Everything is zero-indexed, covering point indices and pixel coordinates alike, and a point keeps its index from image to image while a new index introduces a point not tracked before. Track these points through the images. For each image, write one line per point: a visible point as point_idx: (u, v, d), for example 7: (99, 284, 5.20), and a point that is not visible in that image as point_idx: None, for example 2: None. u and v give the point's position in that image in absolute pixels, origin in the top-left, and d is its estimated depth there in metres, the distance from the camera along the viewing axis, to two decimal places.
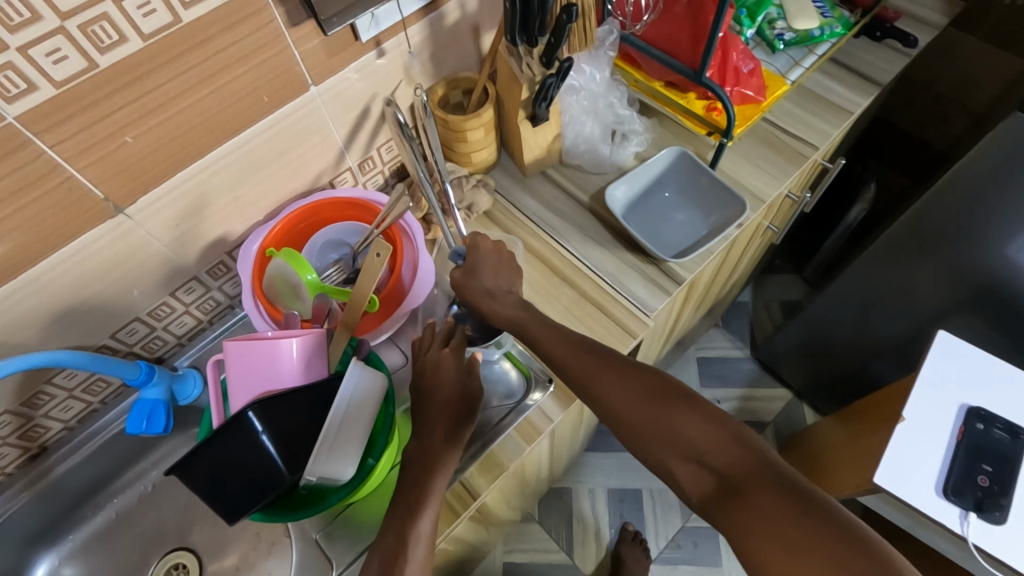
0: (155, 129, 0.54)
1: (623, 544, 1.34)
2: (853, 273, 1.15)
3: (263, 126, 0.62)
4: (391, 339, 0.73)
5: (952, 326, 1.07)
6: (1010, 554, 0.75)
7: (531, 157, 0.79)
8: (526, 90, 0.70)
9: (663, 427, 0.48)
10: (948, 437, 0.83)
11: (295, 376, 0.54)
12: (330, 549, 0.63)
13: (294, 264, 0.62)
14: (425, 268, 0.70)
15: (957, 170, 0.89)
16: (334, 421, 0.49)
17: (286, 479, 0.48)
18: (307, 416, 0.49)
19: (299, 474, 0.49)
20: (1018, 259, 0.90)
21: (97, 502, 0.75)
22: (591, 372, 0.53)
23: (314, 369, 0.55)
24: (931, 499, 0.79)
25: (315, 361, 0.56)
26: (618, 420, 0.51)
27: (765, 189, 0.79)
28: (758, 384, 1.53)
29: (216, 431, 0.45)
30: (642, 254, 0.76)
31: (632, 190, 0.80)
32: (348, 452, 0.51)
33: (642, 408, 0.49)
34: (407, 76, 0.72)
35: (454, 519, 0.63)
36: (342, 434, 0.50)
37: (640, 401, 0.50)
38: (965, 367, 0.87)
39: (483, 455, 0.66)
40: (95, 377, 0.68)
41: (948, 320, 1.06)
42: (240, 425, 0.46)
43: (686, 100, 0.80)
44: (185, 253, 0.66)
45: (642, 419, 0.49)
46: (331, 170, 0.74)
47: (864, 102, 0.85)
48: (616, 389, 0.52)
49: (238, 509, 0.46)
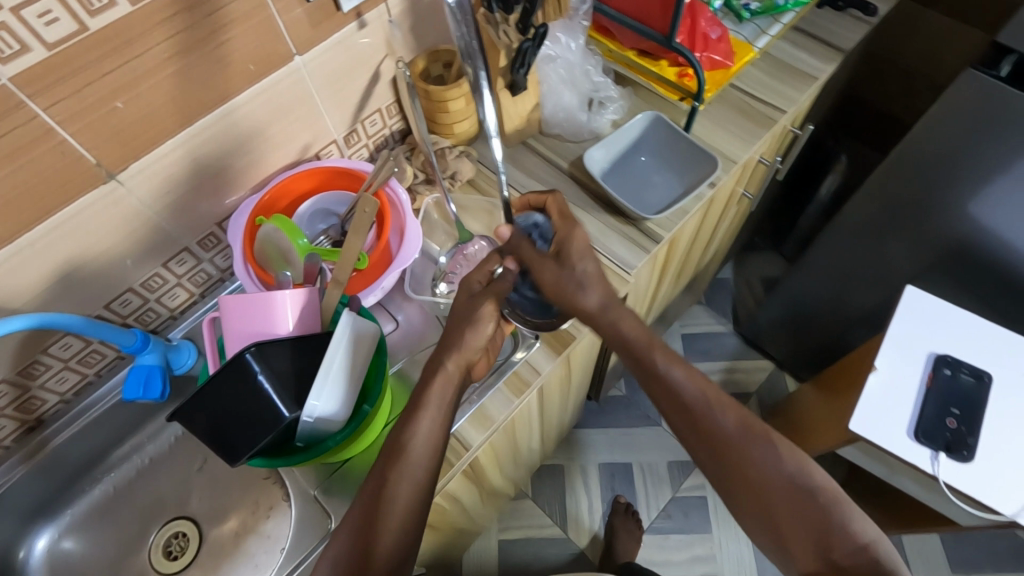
0: (145, 94, 0.56)
1: (617, 516, 1.36)
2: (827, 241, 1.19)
3: (251, 95, 0.64)
4: (382, 306, 0.76)
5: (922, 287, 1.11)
6: (979, 489, 0.79)
7: (511, 127, 0.82)
8: (504, 57, 0.73)
9: (798, 515, 0.53)
10: (919, 384, 0.87)
11: (289, 327, 0.55)
12: (329, 503, 0.65)
13: (285, 229, 0.64)
14: (414, 234, 0.71)
15: (920, 131, 0.92)
16: (334, 360, 0.51)
17: (286, 419, 0.49)
18: (304, 364, 0.52)
19: (299, 414, 0.50)
20: (978, 215, 0.94)
21: (95, 475, 0.77)
22: (726, 438, 0.57)
23: (307, 323, 0.57)
24: (904, 442, 0.83)
25: (310, 316, 0.57)
26: (748, 488, 0.56)
27: (736, 151, 0.82)
28: (741, 357, 1.56)
29: (216, 373, 0.48)
30: (621, 216, 0.79)
31: (610, 155, 0.83)
32: (348, 391, 0.53)
33: (779, 490, 0.54)
34: (390, 48, 0.74)
35: (448, 469, 0.65)
36: (342, 372, 0.52)
37: (778, 483, 0.54)
38: (933, 319, 0.91)
39: (474, 409, 0.68)
40: (91, 348, 0.69)
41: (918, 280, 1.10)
42: (239, 367, 0.48)
43: (658, 67, 0.84)
44: (177, 223, 0.67)
45: (779, 499, 0.54)
46: (317, 142, 0.76)
47: (828, 68, 0.89)
48: (761, 475, 0.55)
49: (241, 449, 0.48)
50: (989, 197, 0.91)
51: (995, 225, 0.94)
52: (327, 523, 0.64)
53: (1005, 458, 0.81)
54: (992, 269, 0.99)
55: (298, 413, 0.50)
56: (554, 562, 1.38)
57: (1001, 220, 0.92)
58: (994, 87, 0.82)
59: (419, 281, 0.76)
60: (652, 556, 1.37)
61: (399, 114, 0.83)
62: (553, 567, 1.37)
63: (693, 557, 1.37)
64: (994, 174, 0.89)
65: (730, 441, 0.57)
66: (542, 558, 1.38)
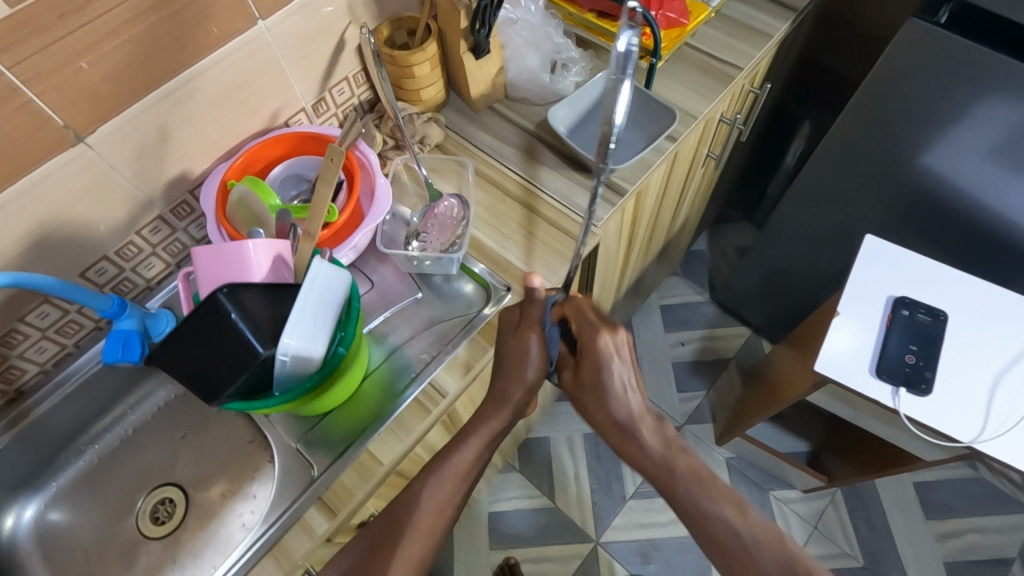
0: (109, 55, 0.57)
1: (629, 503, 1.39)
2: (794, 205, 1.22)
3: (216, 59, 0.65)
4: (358, 270, 0.78)
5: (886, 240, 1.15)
6: (937, 420, 0.83)
7: (478, 92, 0.84)
8: (464, 18, 0.75)
9: None
10: (879, 325, 0.91)
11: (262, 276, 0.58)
12: (311, 454, 0.67)
13: (258, 190, 0.66)
14: (384, 192, 0.72)
15: (870, 84, 0.94)
16: (303, 305, 0.52)
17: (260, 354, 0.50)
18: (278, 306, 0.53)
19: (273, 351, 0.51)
20: (932, 164, 0.98)
21: (78, 446, 0.77)
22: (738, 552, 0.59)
23: (278, 273, 0.59)
24: (866, 380, 0.87)
25: (282, 268, 0.59)
26: None
27: (696, 107, 0.85)
28: (719, 325, 1.60)
29: (192, 313, 0.50)
30: (587, 172, 0.82)
31: (575, 114, 0.85)
32: (320, 333, 0.54)
33: None
34: (353, 15, 0.76)
35: (425, 413, 0.67)
36: (310, 316, 0.53)
37: None
38: (891, 264, 0.95)
39: (449, 358, 0.71)
40: (70, 317, 0.71)
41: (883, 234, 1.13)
42: (212, 307, 0.50)
43: (617, 27, 0.86)
44: (149, 189, 0.69)
45: None
46: (286, 110, 0.77)
47: (782, 26, 0.92)
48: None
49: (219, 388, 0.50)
50: (941, 146, 0.95)
51: (949, 172, 0.97)
52: (311, 471, 0.66)
53: (958, 389, 0.85)
54: (953, 217, 1.03)
55: (273, 350, 0.51)
56: (545, 532, 1.40)
57: (955, 166, 0.96)
58: (935, 35, 0.83)
59: (393, 241, 0.78)
60: (640, 520, 1.40)
61: (367, 83, 0.85)
62: (544, 536, 1.39)
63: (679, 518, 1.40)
64: (945, 124, 0.92)
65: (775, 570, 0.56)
66: (533, 528, 1.40)
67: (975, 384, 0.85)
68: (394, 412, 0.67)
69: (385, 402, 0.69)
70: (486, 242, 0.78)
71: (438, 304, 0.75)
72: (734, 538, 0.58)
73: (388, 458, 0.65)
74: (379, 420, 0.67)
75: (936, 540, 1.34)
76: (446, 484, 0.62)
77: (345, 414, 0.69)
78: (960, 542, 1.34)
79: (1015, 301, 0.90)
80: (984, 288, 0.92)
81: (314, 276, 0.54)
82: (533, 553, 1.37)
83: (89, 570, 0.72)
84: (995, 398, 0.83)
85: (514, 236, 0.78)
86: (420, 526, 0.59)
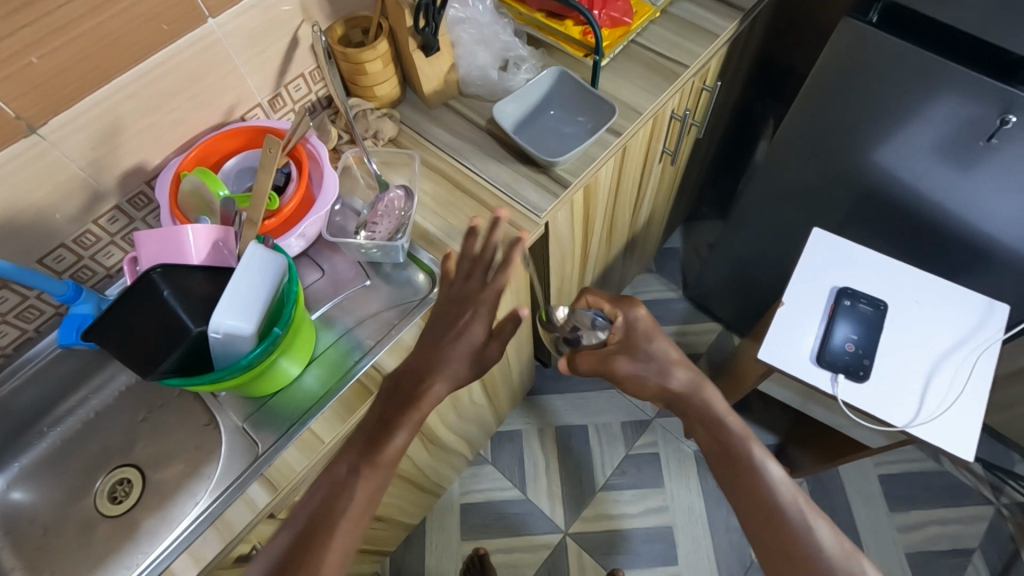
0: (60, 49, 0.61)
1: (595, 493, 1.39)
2: (756, 209, 1.21)
3: (168, 54, 0.69)
4: (311, 259, 0.80)
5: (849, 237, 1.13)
6: (873, 406, 0.86)
7: (430, 89, 0.88)
8: (410, 16, 0.78)
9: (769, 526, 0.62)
10: (821, 314, 0.94)
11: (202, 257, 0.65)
12: (257, 433, 0.70)
13: (207, 181, 0.70)
14: (331, 183, 0.76)
15: (814, 80, 0.94)
16: (237, 285, 0.60)
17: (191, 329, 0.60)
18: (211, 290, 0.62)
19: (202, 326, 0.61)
20: (882, 160, 0.96)
21: (41, 428, 0.80)
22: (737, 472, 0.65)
23: (218, 255, 0.66)
24: (808, 368, 0.90)
25: (221, 250, 0.66)
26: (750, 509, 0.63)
27: (642, 103, 0.88)
28: (691, 319, 1.59)
29: (130, 289, 0.59)
30: (533, 165, 0.85)
31: (521, 109, 0.90)
32: (251, 311, 0.60)
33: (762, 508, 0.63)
34: (306, 14, 0.79)
35: (366, 395, 0.70)
36: (243, 295, 0.60)
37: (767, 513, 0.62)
38: (837, 257, 0.98)
39: (393, 342, 0.73)
40: (29, 302, 0.74)
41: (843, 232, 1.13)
42: (148, 284, 0.59)
43: (564, 26, 0.92)
44: (105, 179, 0.72)
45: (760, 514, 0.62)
46: (242, 104, 0.80)
47: (729, 25, 0.96)
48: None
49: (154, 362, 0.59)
50: (892, 142, 0.93)
51: (896, 169, 0.96)
52: (256, 449, 0.69)
53: (894, 376, 0.88)
54: (905, 215, 1.02)
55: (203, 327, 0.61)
56: (513, 522, 1.37)
57: (901, 163, 0.95)
58: (869, 33, 0.84)
59: (343, 231, 0.81)
60: (608, 511, 1.37)
61: (323, 80, 0.87)
62: (513, 526, 1.36)
63: (646, 509, 1.37)
64: (894, 121, 0.91)
65: (809, 557, 0.59)
66: (501, 519, 1.38)
67: (911, 372, 0.88)
68: (337, 393, 0.70)
69: (331, 383, 0.72)
70: (432, 232, 0.80)
71: (386, 291, 0.78)
72: (782, 511, 0.62)
73: (330, 437, 0.68)
74: (323, 400, 0.70)
75: (898, 530, 1.31)
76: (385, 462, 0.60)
77: (291, 395, 0.72)
78: (922, 533, 1.31)
79: (951, 291, 0.94)
80: (922, 279, 0.95)
81: (249, 260, 0.61)
82: (501, 544, 1.35)
83: (47, 545, 0.74)
84: (931, 384, 0.87)
85: (462, 227, 0.81)
86: (351, 514, 0.59)
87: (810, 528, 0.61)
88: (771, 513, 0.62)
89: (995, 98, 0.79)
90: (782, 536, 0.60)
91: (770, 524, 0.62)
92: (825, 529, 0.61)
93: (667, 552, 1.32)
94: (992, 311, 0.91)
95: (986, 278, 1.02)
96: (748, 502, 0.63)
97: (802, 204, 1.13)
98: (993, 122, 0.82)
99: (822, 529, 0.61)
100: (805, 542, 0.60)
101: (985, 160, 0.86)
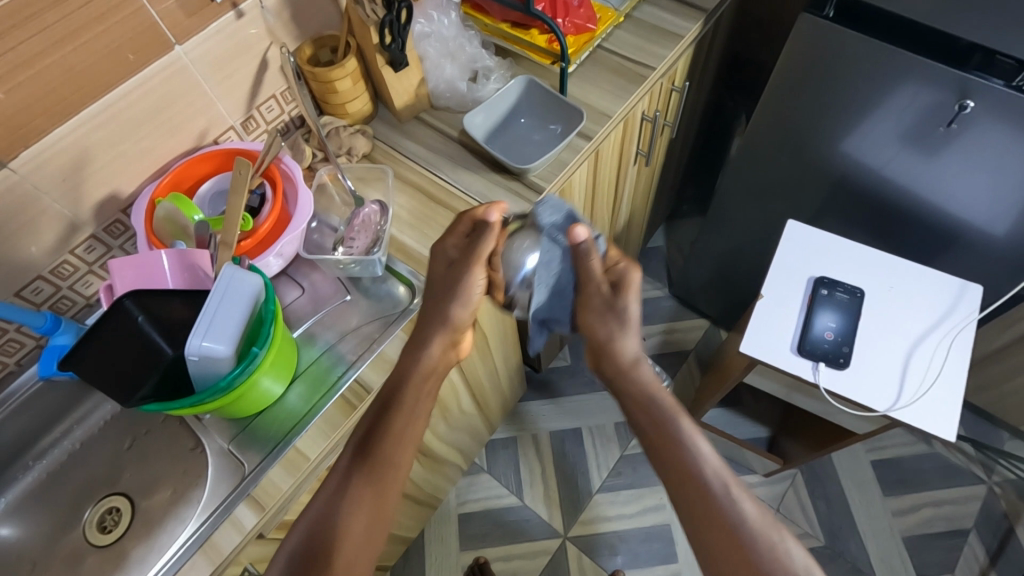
0: (24, 84, 0.62)
1: (592, 495, 1.39)
2: (733, 205, 1.23)
3: (136, 83, 0.69)
4: (290, 278, 0.81)
5: (825, 227, 1.15)
6: (854, 391, 0.87)
7: (402, 103, 0.89)
8: (375, 33, 0.78)
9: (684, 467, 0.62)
10: (799, 305, 0.95)
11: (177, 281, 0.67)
12: (243, 454, 0.70)
13: (181, 206, 0.71)
14: (306, 200, 0.76)
15: (776, 77, 0.96)
16: (207, 313, 0.61)
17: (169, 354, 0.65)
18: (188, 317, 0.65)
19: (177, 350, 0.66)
20: (850, 149, 0.98)
21: (27, 461, 0.80)
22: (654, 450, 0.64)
23: (195, 277, 0.68)
24: (789, 358, 0.91)
25: (197, 273, 0.68)
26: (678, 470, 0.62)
27: (610, 107, 0.90)
28: (679, 318, 1.57)
29: (101, 317, 0.60)
30: (507, 173, 0.86)
31: (491, 118, 0.92)
32: (223, 334, 0.60)
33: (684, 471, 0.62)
34: (273, 36, 0.80)
35: (350, 409, 0.71)
36: (216, 320, 0.61)
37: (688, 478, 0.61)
38: (813, 247, 1.00)
39: (374, 356, 0.74)
40: (11, 335, 0.74)
41: (820, 221, 1.14)
42: (122, 313, 0.61)
43: (530, 36, 0.95)
44: (79, 210, 0.72)
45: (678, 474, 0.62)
46: (214, 128, 0.81)
47: (691, 26, 0.98)
48: None
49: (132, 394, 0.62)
50: (859, 131, 0.95)
51: (865, 158, 0.98)
52: (242, 469, 0.69)
53: (874, 363, 0.89)
54: (877, 201, 1.03)
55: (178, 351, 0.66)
56: (512, 530, 1.37)
57: (872, 152, 0.96)
58: (826, 28, 0.86)
59: (320, 247, 0.81)
60: (605, 512, 1.37)
61: (295, 100, 0.88)
62: (512, 533, 1.36)
63: (644, 508, 1.37)
64: (859, 112, 0.92)
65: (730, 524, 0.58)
66: (500, 527, 1.37)
67: (889, 357, 0.89)
68: (321, 409, 0.71)
69: (315, 399, 0.72)
70: (409, 244, 0.81)
71: (366, 305, 0.79)
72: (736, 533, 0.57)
73: (315, 453, 0.69)
74: (308, 417, 0.70)
75: (893, 515, 1.32)
76: (389, 441, 0.64)
77: (274, 414, 0.72)
78: (917, 516, 1.32)
79: (923, 274, 0.96)
80: (895, 265, 0.97)
81: (221, 284, 0.63)
82: (502, 552, 1.34)
83: None
84: (909, 367, 0.88)
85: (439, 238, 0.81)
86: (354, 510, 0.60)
87: (734, 502, 0.59)
88: (697, 489, 0.60)
89: (954, 84, 0.81)
90: (707, 512, 0.58)
91: (702, 505, 0.59)
92: (747, 501, 0.59)
93: (665, 550, 1.32)
94: (966, 292, 0.93)
95: (955, 261, 1.04)
96: (682, 476, 0.61)
97: (778, 197, 1.14)
98: (952, 107, 0.84)
99: (706, 452, 0.62)
100: (739, 521, 0.58)
101: (950, 144, 0.88)
